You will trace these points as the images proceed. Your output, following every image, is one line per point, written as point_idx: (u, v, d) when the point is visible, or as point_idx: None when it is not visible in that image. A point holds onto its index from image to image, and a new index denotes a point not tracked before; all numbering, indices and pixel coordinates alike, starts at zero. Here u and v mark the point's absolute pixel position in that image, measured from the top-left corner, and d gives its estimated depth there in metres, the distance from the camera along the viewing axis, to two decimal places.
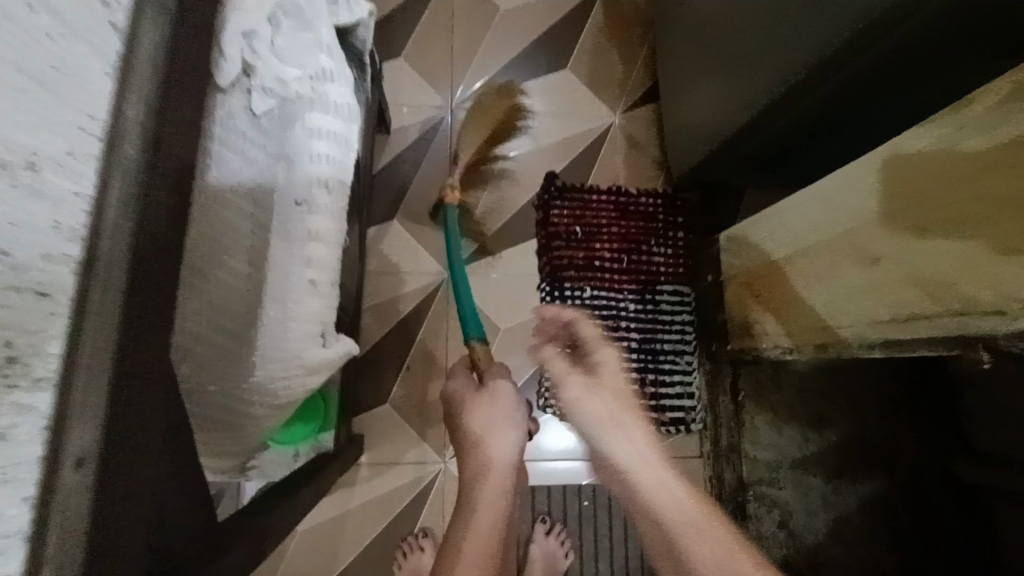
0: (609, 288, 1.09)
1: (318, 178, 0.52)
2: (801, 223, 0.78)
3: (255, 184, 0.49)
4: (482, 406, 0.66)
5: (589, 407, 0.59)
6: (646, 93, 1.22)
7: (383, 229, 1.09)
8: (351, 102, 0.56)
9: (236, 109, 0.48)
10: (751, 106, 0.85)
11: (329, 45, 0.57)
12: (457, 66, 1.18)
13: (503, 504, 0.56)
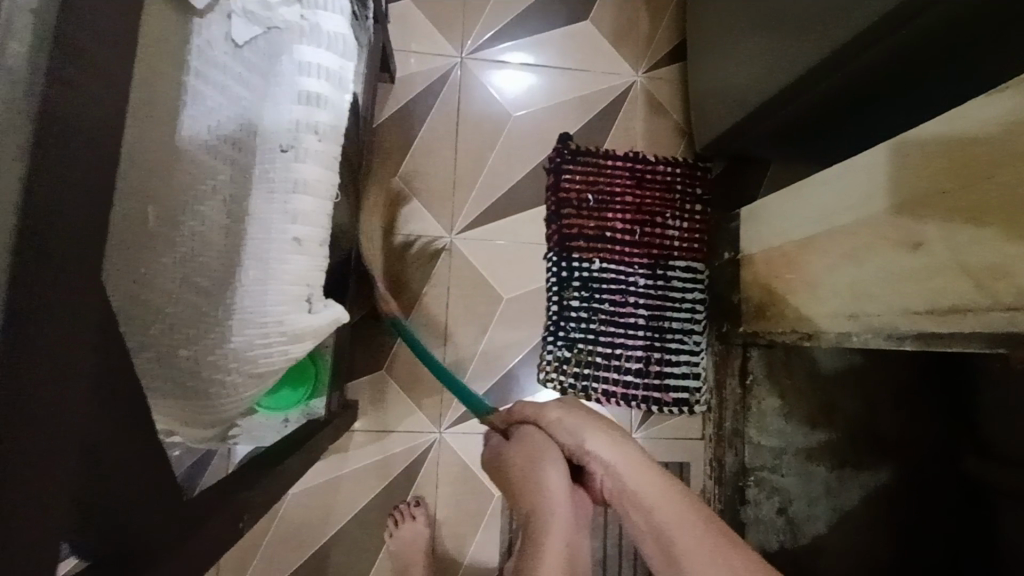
0: (619, 260, 1.03)
1: (306, 121, 0.46)
2: (835, 200, 0.72)
3: (237, 124, 0.45)
4: (512, 446, 0.59)
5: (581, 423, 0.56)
6: (672, 52, 1.13)
7: (384, 187, 1.03)
8: (347, 33, 0.49)
9: (214, 34, 0.45)
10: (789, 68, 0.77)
11: None
12: (470, 11, 1.09)
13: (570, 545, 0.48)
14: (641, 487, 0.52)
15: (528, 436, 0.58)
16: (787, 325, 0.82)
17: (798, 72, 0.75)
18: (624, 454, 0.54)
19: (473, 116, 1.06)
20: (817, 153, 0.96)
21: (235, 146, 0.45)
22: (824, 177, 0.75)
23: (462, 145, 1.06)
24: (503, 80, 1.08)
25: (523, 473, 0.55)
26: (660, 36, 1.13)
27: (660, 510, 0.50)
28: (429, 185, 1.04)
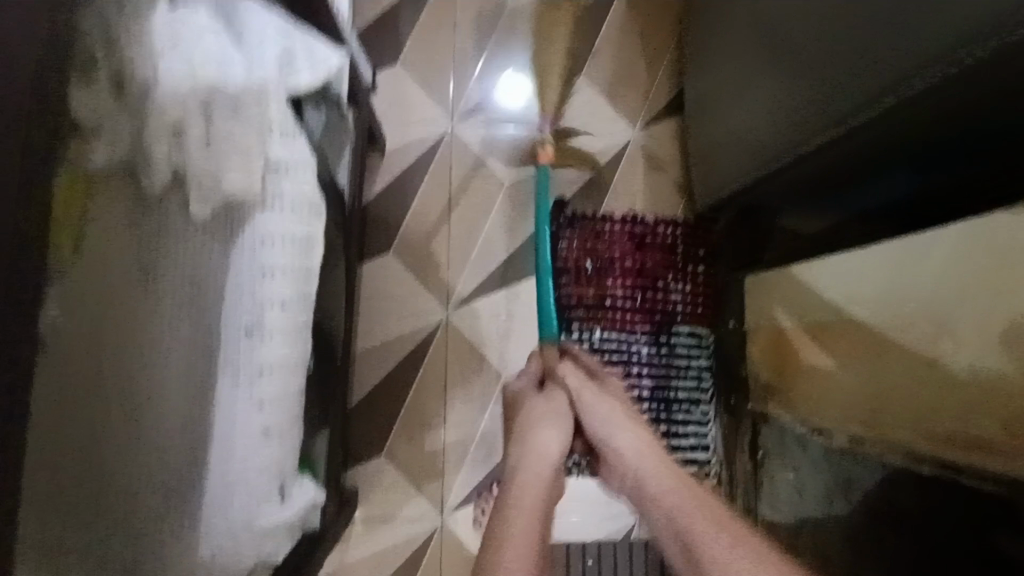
0: (620, 329, 1.01)
1: (268, 301, 0.45)
2: (845, 288, 0.69)
3: (199, 310, 0.45)
4: (527, 395, 0.71)
5: (630, 439, 0.64)
6: (670, 105, 1.08)
7: (378, 263, 1.00)
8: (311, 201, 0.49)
9: (171, 219, 0.45)
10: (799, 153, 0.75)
11: (280, 130, 0.48)
12: (460, 75, 1.06)
13: (549, 502, 0.58)
14: (657, 483, 0.59)
15: (547, 396, 0.70)
16: (798, 415, 0.78)
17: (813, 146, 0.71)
18: (647, 460, 0.62)
19: (468, 184, 1.04)
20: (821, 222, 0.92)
21: (198, 329, 0.45)
22: (828, 264, 0.73)
23: (459, 213, 1.03)
24: (499, 144, 1.05)
25: (526, 419, 0.67)
26: (658, 88, 1.09)
27: (689, 517, 0.55)
28: (424, 258, 1.01)
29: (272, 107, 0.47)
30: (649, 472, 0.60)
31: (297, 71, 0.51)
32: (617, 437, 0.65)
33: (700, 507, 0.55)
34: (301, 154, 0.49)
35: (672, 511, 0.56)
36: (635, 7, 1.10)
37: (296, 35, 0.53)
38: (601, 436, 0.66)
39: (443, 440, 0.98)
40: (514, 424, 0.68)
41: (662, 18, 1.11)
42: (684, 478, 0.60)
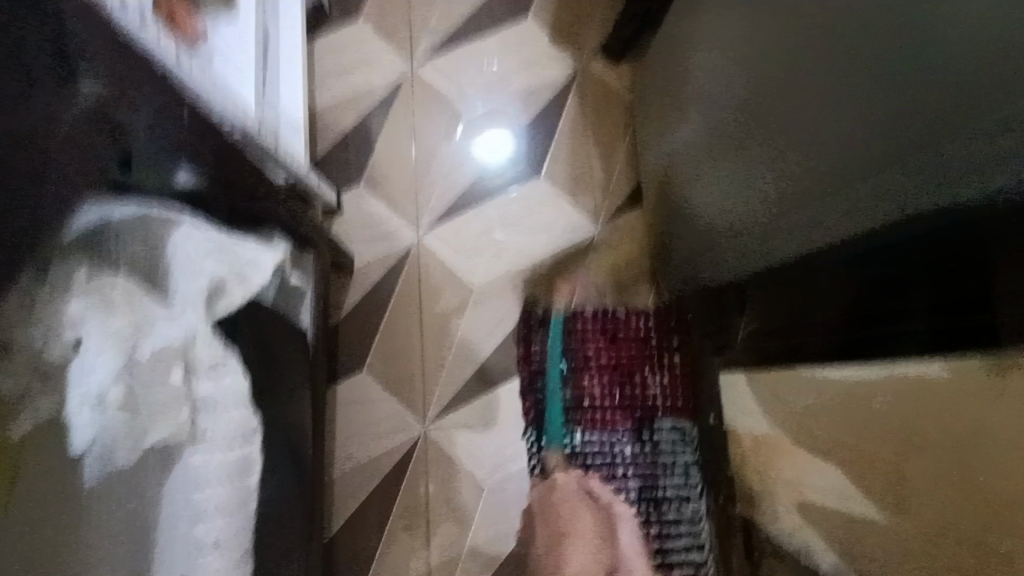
0: (602, 429, 1.00)
1: (214, 506, 0.54)
2: (812, 394, 0.65)
3: (141, 529, 0.49)
4: (561, 481, 0.90)
5: (643, 569, 0.84)
6: (630, 195, 1.10)
7: (354, 382, 1.01)
8: (242, 392, 0.59)
9: (98, 463, 0.48)
10: (739, 252, 0.71)
11: (212, 348, 0.57)
12: (422, 188, 1.09)
13: None
14: None
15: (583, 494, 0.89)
16: (783, 527, 0.75)
17: (752, 255, 0.68)
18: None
19: (435, 293, 1.05)
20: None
21: (147, 554, 0.49)
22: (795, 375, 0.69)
23: (430, 324, 1.04)
24: (464, 252, 1.07)
25: (563, 505, 0.87)
26: (617, 180, 1.11)
27: None
28: (399, 373, 1.02)
29: (200, 350, 0.56)
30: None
31: (225, 292, 0.60)
32: (635, 566, 0.83)
33: None
34: (229, 379, 0.58)
35: None
36: (586, 103, 1.14)
37: (226, 245, 0.62)
38: (625, 564, 0.83)
39: (429, 562, 0.95)
40: (555, 514, 0.87)
41: (615, 111, 1.14)
42: None
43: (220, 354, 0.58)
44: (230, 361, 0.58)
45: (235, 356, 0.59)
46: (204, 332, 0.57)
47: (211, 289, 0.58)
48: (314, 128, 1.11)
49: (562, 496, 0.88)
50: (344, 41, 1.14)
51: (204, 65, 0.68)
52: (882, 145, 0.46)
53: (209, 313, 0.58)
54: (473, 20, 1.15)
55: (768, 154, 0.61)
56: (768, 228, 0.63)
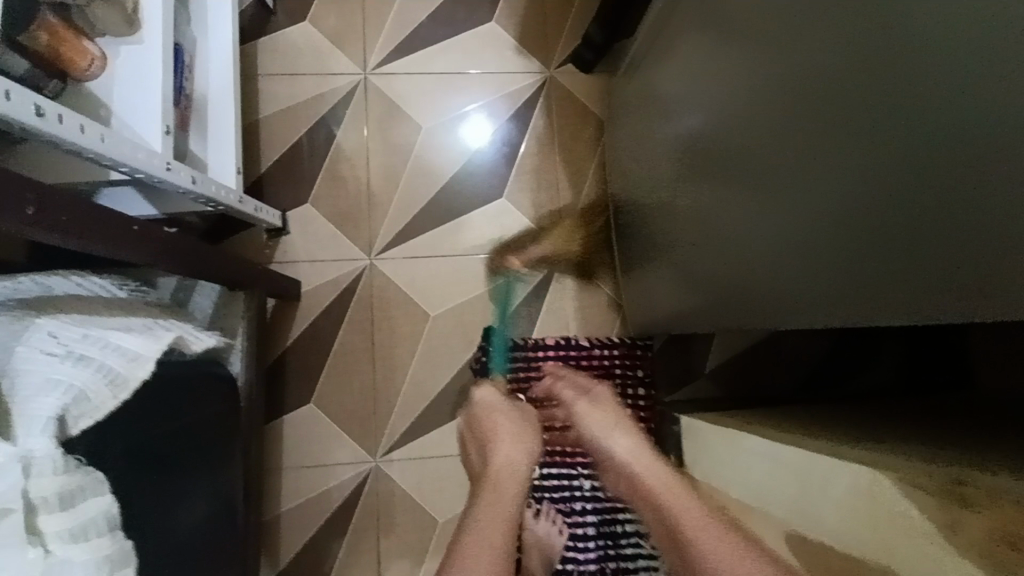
0: (561, 464, 0.95)
1: None
2: (771, 467, 0.64)
3: None
4: (483, 400, 0.81)
5: (604, 419, 0.75)
6: (599, 217, 1.04)
7: (300, 415, 0.97)
8: (114, 550, 0.45)
9: None
10: (717, 311, 0.69)
11: (57, 495, 0.43)
12: (376, 206, 1.02)
13: (514, 491, 0.66)
14: (639, 467, 0.68)
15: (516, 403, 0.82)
16: None
17: (732, 318, 0.66)
18: (647, 471, 0.68)
19: (390, 321, 1.00)
20: (787, 345, 0.97)
21: None
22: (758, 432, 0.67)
23: (382, 354, 0.99)
24: (433, 279, 1.01)
25: (485, 408, 0.79)
26: (585, 201, 1.05)
27: (672, 506, 0.62)
28: (349, 405, 0.98)
29: (34, 485, 0.42)
30: (686, 523, 0.60)
31: (91, 401, 0.46)
32: (590, 414, 0.76)
33: (694, 508, 0.61)
34: (90, 513, 0.44)
35: (638, 472, 0.68)
36: (555, 116, 1.06)
37: (88, 353, 0.48)
38: (597, 436, 0.74)
39: None
40: (479, 429, 0.77)
41: (584, 126, 1.06)
42: (654, 459, 0.69)
43: (73, 485, 0.44)
44: (95, 492, 0.45)
45: (104, 494, 0.45)
46: (48, 462, 0.43)
47: (62, 412, 0.45)
48: (257, 140, 1.02)
49: (487, 407, 0.79)
50: (288, 42, 1.04)
51: (107, 95, 0.62)
52: (866, 225, 0.44)
53: (59, 438, 0.45)
54: (432, 20, 1.06)
55: (748, 228, 0.58)
56: (750, 301, 0.61)
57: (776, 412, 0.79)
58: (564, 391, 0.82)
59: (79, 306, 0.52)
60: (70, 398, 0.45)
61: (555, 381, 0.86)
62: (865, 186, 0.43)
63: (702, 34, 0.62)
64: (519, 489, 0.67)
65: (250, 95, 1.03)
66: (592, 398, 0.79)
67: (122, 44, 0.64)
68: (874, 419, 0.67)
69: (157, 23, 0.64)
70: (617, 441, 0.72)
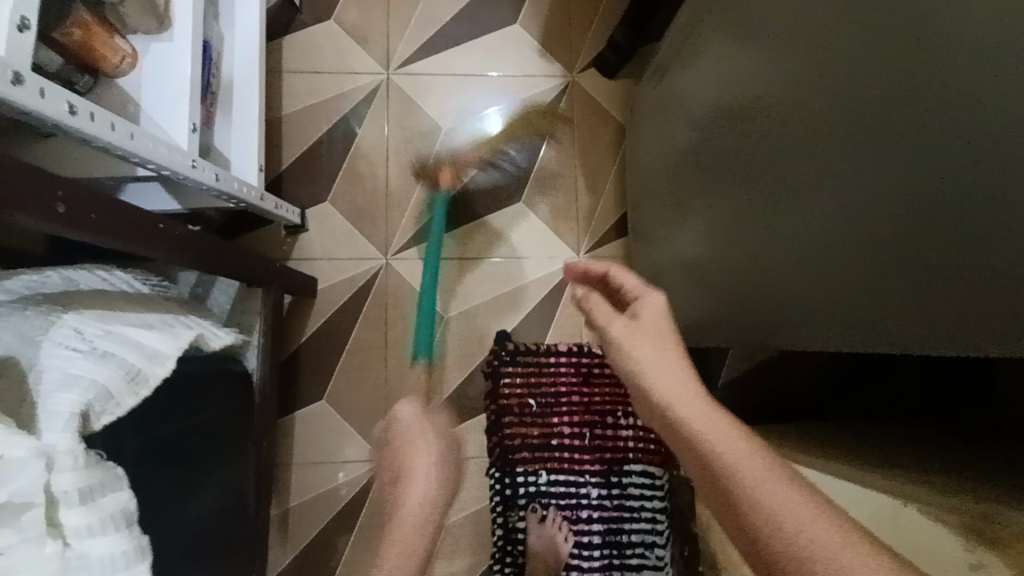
0: (569, 470, 0.94)
1: None
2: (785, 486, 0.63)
3: None
4: (404, 422, 0.71)
5: (654, 351, 0.56)
6: (617, 224, 1.04)
7: (313, 411, 0.98)
8: (131, 547, 0.46)
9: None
10: (737, 326, 0.68)
11: (77, 490, 0.44)
12: (394, 205, 1.02)
13: (425, 537, 0.56)
14: (675, 399, 0.52)
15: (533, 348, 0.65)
16: None
17: (752, 333, 0.65)
18: (683, 400, 0.51)
19: (405, 321, 1.00)
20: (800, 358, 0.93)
21: None
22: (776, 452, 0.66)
23: (395, 353, 0.99)
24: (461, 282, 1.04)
25: (392, 449, 0.69)
26: (603, 207, 1.04)
27: (714, 442, 0.46)
28: (361, 403, 0.98)
29: (56, 479, 0.43)
30: (714, 440, 0.46)
31: (113, 398, 0.47)
32: (639, 348, 0.57)
33: (759, 460, 0.43)
34: (108, 509, 0.45)
35: (676, 410, 0.51)
36: (576, 121, 1.05)
37: (111, 351, 0.49)
38: (642, 371, 0.55)
39: None
40: (390, 459, 0.69)
41: (605, 131, 1.06)
42: (709, 406, 0.50)
43: (92, 481, 0.44)
44: (114, 488, 0.46)
45: (121, 490, 0.46)
46: (69, 457, 0.44)
47: (85, 407, 0.46)
48: (278, 136, 1.03)
49: (401, 429, 0.70)
50: (313, 40, 1.05)
51: (136, 91, 0.63)
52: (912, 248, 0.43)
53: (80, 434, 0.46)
54: (456, 21, 1.06)
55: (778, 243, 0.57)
56: (774, 318, 0.60)
57: (791, 430, 0.77)
58: (609, 317, 0.63)
59: (105, 299, 0.53)
60: (93, 394, 0.46)
61: (590, 290, 0.71)
62: (915, 206, 0.43)
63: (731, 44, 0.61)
64: (433, 533, 0.57)
65: (274, 91, 1.04)
66: (634, 314, 0.61)
67: (151, 41, 0.64)
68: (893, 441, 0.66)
69: (184, 21, 0.65)
70: (644, 352, 0.56)
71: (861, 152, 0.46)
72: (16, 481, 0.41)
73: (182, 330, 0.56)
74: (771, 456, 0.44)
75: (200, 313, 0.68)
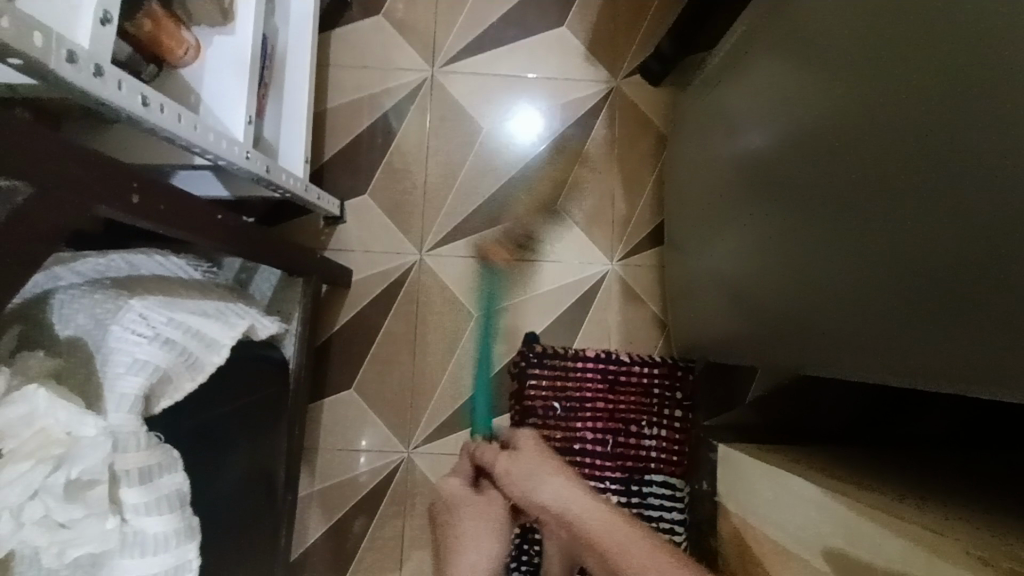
0: (589, 476, 0.94)
1: None
2: (812, 506, 0.62)
3: None
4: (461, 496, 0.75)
5: (559, 493, 0.66)
6: (651, 233, 1.03)
7: (340, 400, 1.00)
8: (180, 525, 0.48)
9: None
10: (769, 348, 0.67)
11: (139, 469, 0.46)
12: (430, 202, 1.03)
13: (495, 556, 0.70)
14: (571, 504, 0.65)
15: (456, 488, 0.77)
16: None
17: (783, 356, 0.65)
18: (574, 497, 0.66)
19: (433, 317, 1.01)
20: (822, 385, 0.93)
21: None
22: (801, 473, 0.66)
23: (423, 348, 1.01)
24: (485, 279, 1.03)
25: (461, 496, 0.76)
26: (638, 215, 1.03)
27: (597, 538, 0.61)
28: (386, 395, 1.00)
29: (119, 459, 0.46)
30: (575, 516, 0.64)
31: (172, 381, 0.51)
32: (544, 490, 0.67)
33: (609, 517, 0.63)
34: (164, 488, 0.48)
35: (577, 514, 0.64)
36: (617, 126, 1.05)
37: (175, 338, 0.51)
38: (525, 491, 0.68)
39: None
40: (450, 509, 0.75)
41: (646, 139, 1.05)
42: (591, 502, 0.65)
43: (152, 461, 0.47)
44: (171, 468, 0.48)
45: (178, 471, 0.49)
46: (132, 437, 0.46)
47: (147, 390, 0.48)
48: (324, 128, 1.05)
49: (454, 499, 0.76)
50: (361, 35, 1.06)
51: (198, 83, 0.65)
52: (973, 283, 0.41)
53: (141, 415, 0.49)
54: (504, 21, 1.06)
55: (818, 265, 0.56)
56: (814, 344, 0.59)
57: (819, 452, 0.76)
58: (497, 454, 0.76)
59: (164, 284, 0.56)
60: (155, 378, 0.49)
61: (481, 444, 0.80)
62: (965, 243, 0.41)
63: (771, 61, 0.60)
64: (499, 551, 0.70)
65: (320, 84, 1.06)
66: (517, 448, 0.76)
67: (216, 35, 0.66)
68: (923, 477, 0.63)
69: (248, 17, 0.67)
70: (552, 496, 0.66)
71: (907, 179, 0.45)
72: (86, 459, 0.43)
73: (235, 319, 0.58)
74: (642, 542, 0.59)
75: (248, 301, 0.70)
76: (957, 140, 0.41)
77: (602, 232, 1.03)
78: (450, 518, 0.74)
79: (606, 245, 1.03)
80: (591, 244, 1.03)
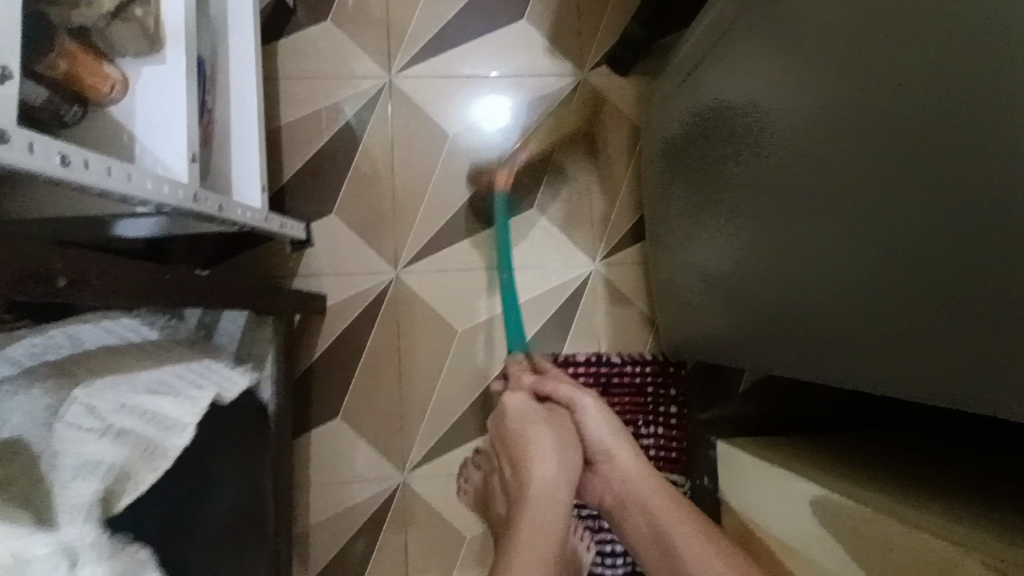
0: None
1: None
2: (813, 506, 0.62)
3: None
4: (519, 407, 0.78)
5: (605, 433, 0.76)
6: (632, 230, 1.00)
7: (327, 431, 0.96)
8: None
9: None
10: (752, 351, 0.65)
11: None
12: (401, 217, 0.99)
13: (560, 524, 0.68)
14: (630, 468, 0.74)
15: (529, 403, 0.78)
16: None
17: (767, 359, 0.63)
18: (634, 467, 0.74)
19: (416, 335, 0.98)
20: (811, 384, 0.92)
21: None
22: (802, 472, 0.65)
23: (408, 369, 0.97)
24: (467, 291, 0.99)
25: (521, 418, 0.76)
26: (618, 211, 1.00)
27: (658, 510, 0.70)
28: (375, 421, 0.96)
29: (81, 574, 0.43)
30: (635, 485, 0.73)
31: (132, 475, 0.48)
32: (597, 432, 0.76)
33: (681, 512, 0.69)
34: None
35: (636, 483, 0.73)
36: (589, 120, 1.01)
37: (127, 427, 0.49)
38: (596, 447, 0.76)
39: None
40: (515, 431, 0.76)
41: (620, 132, 1.01)
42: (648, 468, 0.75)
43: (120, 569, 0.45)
44: (139, 572, 0.46)
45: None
46: (91, 547, 0.43)
47: (104, 487, 0.46)
48: (281, 147, 0.99)
49: (517, 415, 0.77)
50: (311, 42, 1.00)
51: (130, 120, 0.59)
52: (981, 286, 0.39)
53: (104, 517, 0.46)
54: (463, 17, 1.00)
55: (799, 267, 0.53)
56: (798, 350, 0.57)
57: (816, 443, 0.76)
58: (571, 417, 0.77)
59: (115, 360, 0.53)
60: (111, 475, 0.46)
61: (547, 378, 0.82)
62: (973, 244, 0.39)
63: (738, 59, 0.57)
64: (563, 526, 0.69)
65: (272, 99, 0.99)
66: (585, 415, 0.77)
67: (147, 64, 0.60)
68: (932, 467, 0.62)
69: (179, 40, 0.60)
70: (621, 457, 0.75)
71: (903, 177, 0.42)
72: None
73: (200, 393, 0.55)
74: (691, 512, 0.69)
75: (213, 350, 0.66)
76: (958, 134, 0.38)
77: (583, 232, 1.00)
78: (519, 417, 0.77)
79: (587, 245, 1.00)
80: (572, 244, 1.00)
